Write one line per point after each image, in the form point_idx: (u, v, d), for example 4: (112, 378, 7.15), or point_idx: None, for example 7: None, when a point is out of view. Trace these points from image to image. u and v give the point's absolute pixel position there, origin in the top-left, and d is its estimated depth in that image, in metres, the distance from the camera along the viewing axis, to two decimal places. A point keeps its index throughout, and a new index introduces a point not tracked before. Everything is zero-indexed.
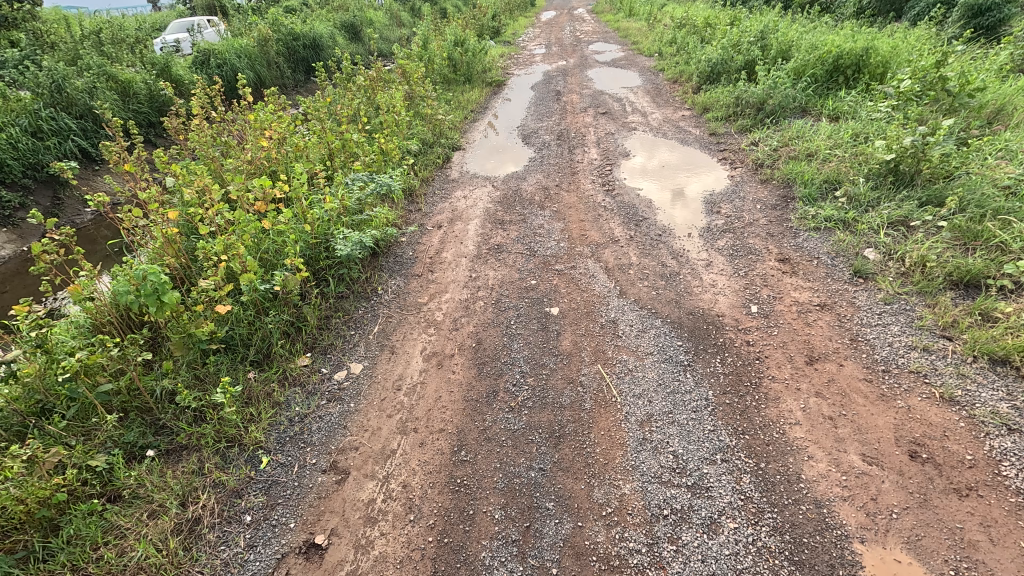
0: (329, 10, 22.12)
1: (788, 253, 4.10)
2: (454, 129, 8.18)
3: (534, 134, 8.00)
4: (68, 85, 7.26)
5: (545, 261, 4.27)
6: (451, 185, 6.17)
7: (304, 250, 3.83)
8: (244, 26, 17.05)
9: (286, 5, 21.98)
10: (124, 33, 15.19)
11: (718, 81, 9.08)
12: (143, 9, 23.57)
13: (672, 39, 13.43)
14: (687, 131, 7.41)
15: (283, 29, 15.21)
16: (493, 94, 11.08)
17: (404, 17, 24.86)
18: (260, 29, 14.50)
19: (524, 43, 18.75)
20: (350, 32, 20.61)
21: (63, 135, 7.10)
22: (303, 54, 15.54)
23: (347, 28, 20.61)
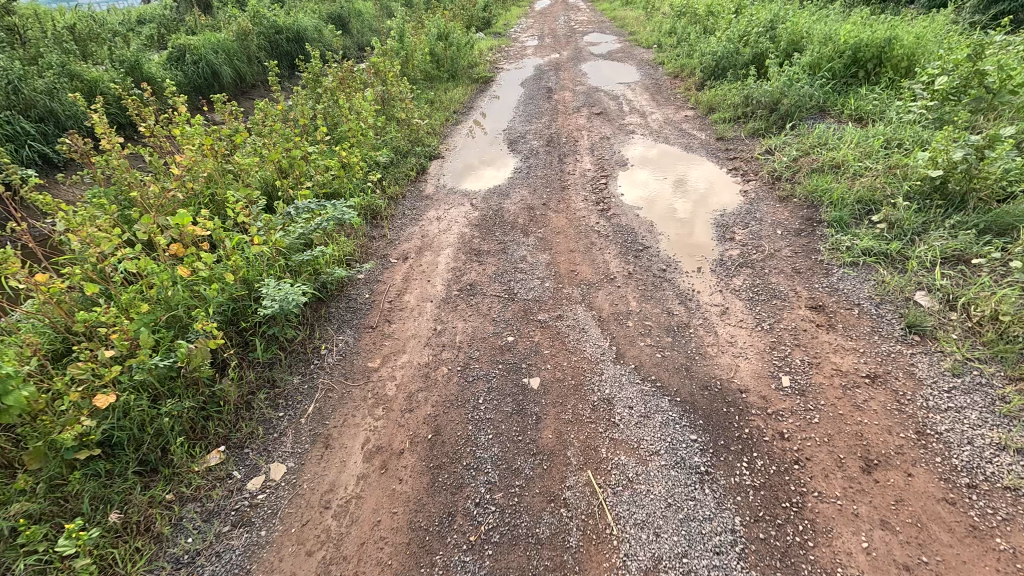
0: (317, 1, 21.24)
1: (820, 297, 3.37)
2: (433, 134, 7.40)
3: (522, 138, 7.21)
4: (24, 85, 5.82)
5: (526, 308, 3.54)
6: (424, 203, 5.42)
7: (222, 307, 3.07)
8: (225, 21, 16.20)
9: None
10: (101, 29, 14.39)
11: (723, 76, 8.30)
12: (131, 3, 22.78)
13: (672, 30, 12.64)
14: (691, 135, 6.66)
15: (265, 22, 14.38)
16: (480, 92, 10.28)
17: (394, 8, 23.91)
18: (238, 22, 13.66)
19: (517, 34, 17.89)
20: (337, 25, 19.76)
21: (19, 141, 5.66)
22: (286, 47, 14.72)
23: (334, 20, 19.75)
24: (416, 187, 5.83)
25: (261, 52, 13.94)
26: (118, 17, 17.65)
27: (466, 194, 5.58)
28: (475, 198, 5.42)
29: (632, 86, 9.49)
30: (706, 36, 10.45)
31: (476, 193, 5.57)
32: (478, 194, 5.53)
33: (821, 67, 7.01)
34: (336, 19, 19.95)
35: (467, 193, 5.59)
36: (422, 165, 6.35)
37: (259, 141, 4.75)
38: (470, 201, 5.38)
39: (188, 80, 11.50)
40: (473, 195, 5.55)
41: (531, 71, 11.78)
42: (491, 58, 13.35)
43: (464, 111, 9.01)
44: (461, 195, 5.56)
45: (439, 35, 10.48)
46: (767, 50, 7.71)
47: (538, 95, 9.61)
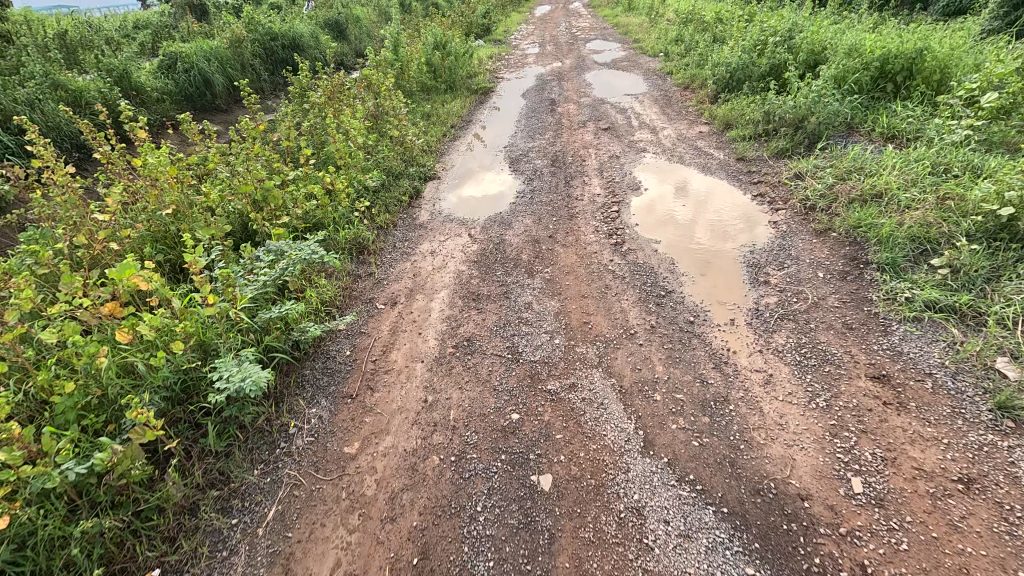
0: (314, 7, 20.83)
1: (882, 362, 2.84)
2: (429, 152, 6.89)
3: (525, 157, 6.70)
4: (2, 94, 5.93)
5: (533, 372, 3.01)
6: (418, 233, 4.90)
7: (168, 387, 2.56)
8: (219, 28, 15.78)
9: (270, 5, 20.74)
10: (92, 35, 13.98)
11: (738, 88, 7.82)
12: (125, 8, 22.40)
13: (679, 39, 12.19)
14: (709, 154, 6.15)
15: (260, 29, 13.95)
16: (480, 103, 9.79)
17: (392, 14, 23.53)
18: (232, 29, 13.19)
19: (518, 42, 17.48)
20: (335, 31, 19.35)
21: None
22: (283, 55, 14.30)
23: (332, 26, 19.34)
24: (409, 213, 5.31)
25: (257, 59, 13.47)
26: (112, 23, 17.19)
27: (465, 222, 5.07)
28: (474, 228, 4.91)
29: (641, 97, 9.01)
30: (716, 46, 10.00)
31: (475, 221, 5.06)
32: (478, 222, 5.02)
33: (847, 79, 6.54)
34: (333, 25, 19.55)
35: (466, 221, 5.08)
36: (416, 187, 5.83)
37: (231, 169, 4.24)
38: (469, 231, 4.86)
39: (180, 89, 10.99)
40: (473, 223, 5.02)
41: (533, 81, 11.28)
42: (491, 67, 12.89)
43: (463, 124, 8.49)
44: (459, 223, 5.04)
45: (436, 42, 9.97)
46: (786, 61, 7.23)
47: (540, 107, 9.10)
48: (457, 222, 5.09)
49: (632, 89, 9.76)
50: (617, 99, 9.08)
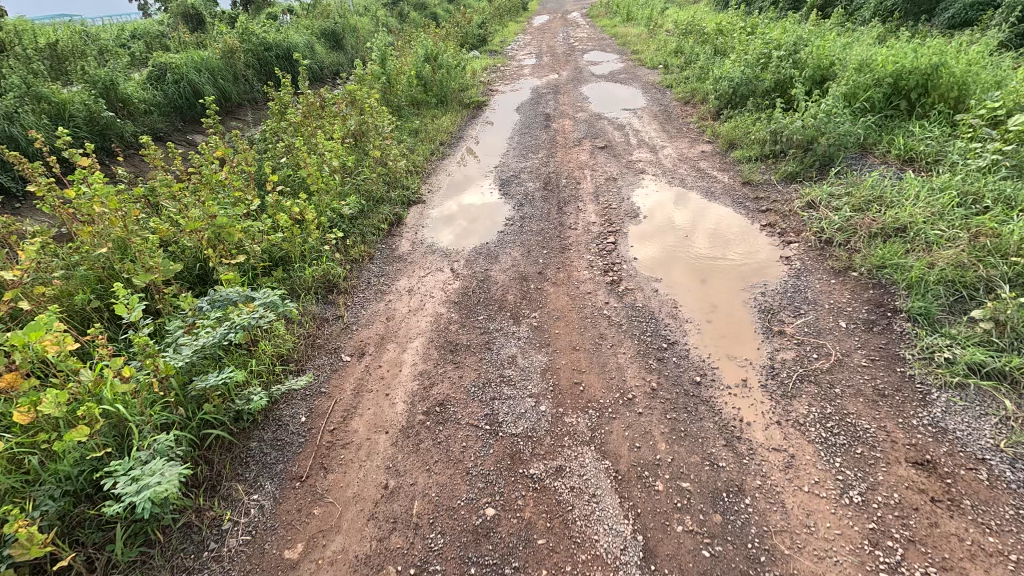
0: (310, 17, 20.57)
1: (925, 444, 2.40)
2: (415, 173, 6.48)
3: (517, 178, 6.30)
4: None
5: (515, 449, 2.58)
6: (396, 267, 4.47)
7: (70, 480, 2.14)
8: (212, 38, 15.45)
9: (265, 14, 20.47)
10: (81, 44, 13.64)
11: (742, 104, 7.44)
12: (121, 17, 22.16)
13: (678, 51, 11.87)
14: (712, 177, 5.75)
15: (253, 39, 13.64)
16: (472, 119, 9.41)
17: (389, 24, 23.27)
18: (223, 38, 12.85)
19: (515, 53, 17.17)
20: (331, 40, 19.06)
21: None
22: (275, 65, 13.98)
23: (327, 35, 19.05)
24: (388, 244, 4.89)
25: (249, 70, 13.14)
26: (105, 32, 16.89)
27: (448, 254, 4.64)
28: (458, 262, 4.49)
29: (639, 113, 8.63)
30: (717, 59, 9.65)
31: (459, 253, 4.64)
32: (463, 255, 4.59)
33: (858, 97, 6.15)
34: (328, 34, 19.26)
35: (449, 253, 4.66)
36: (398, 213, 5.42)
37: (186, 200, 3.83)
38: (452, 265, 4.44)
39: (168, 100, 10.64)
40: (457, 255, 4.60)
41: (528, 95, 10.91)
42: (486, 79, 12.54)
43: (454, 141, 8.10)
44: (442, 256, 4.62)
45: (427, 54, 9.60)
46: (792, 76, 6.86)
47: (535, 123, 8.71)
48: (440, 253, 4.67)
49: (631, 104, 9.39)
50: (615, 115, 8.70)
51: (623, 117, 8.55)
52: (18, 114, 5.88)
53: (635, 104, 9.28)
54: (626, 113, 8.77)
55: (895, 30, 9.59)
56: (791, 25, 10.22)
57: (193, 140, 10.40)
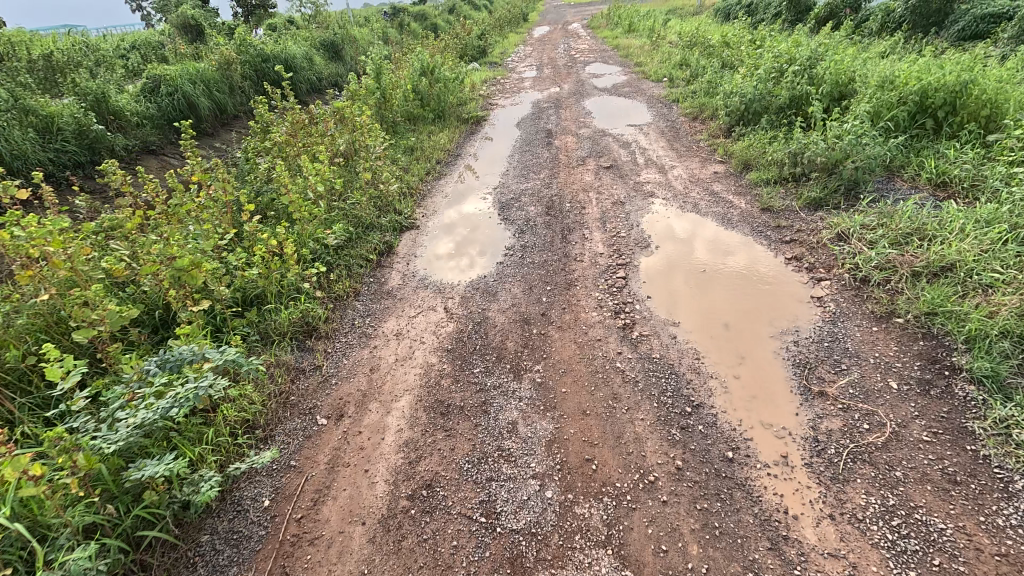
0: (308, 28, 20.36)
1: (1019, 557, 1.97)
2: (409, 196, 6.08)
3: (518, 201, 5.89)
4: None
5: (518, 553, 2.15)
6: (384, 306, 4.06)
7: None
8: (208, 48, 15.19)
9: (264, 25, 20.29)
10: (74, 54, 13.35)
11: (754, 121, 7.07)
12: (120, 27, 22.02)
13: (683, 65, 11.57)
14: (728, 202, 5.35)
15: (250, 50, 13.37)
16: (471, 135, 9.02)
17: (389, 35, 23.03)
18: (219, 49, 12.52)
19: (515, 65, 16.88)
20: (329, 51, 18.84)
21: None
22: (273, 76, 13.71)
23: (326, 45, 18.84)
24: (377, 277, 4.47)
25: (246, 81, 12.78)
26: (101, 42, 16.63)
27: (443, 289, 4.22)
28: (452, 299, 4.07)
29: (645, 129, 8.25)
30: (724, 74, 9.31)
31: (455, 288, 4.22)
32: (458, 291, 4.18)
33: (881, 115, 5.78)
34: (326, 45, 18.98)
35: (443, 289, 4.24)
36: (388, 242, 5.00)
37: (147, 236, 3.42)
38: (446, 303, 4.02)
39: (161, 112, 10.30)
40: (452, 291, 4.18)
41: (528, 109, 10.54)
42: (485, 93, 12.20)
43: (451, 159, 7.70)
44: (435, 292, 4.20)
45: (425, 67, 9.24)
46: (808, 93, 6.49)
47: (537, 140, 8.31)
48: (433, 289, 4.25)
49: (636, 119, 9.01)
50: (620, 132, 8.32)
51: (629, 133, 8.17)
52: (4, 125, 5.33)
53: (641, 120, 8.91)
54: (631, 129, 8.39)
55: (908, 45, 9.27)
56: (800, 39, 9.91)
57: (186, 153, 10.03)
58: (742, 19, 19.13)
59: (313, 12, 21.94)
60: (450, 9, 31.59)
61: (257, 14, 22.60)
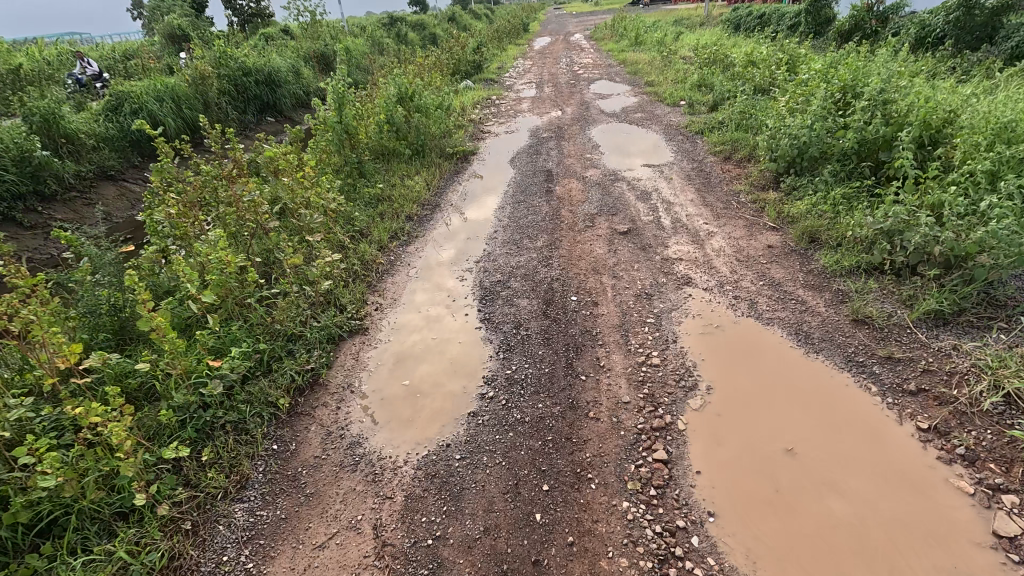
0: (299, 38, 19.25)
1: None
2: (359, 281, 4.56)
3: (506, 290, 4.34)
4: None
5: None
6: (281, 516, 2.54)
7: None
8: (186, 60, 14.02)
9: (254, 36, 19.24)
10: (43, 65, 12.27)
11: (809, 170, 5.58)
12: (111, 36, 21.22)
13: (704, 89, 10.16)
14: (797, 302, 3.83)
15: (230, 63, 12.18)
16: (455, 175, 7.51)
17: (386, 46, 21.79)
18: (193, 63, 11.25)
19: (514, 82, 15.52)
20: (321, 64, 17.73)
21: None
22: (256, 91, 12.48)
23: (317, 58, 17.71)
24: (286, 443, 2.96)
25: (223, 98, 11.51)
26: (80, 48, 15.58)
27: (424, 358, 3.65)
28: (428, 384, 3.38)
29: (666, 173, 6.76)
30: (756, 103, 7.84)
31: (441, 357, 3.65)
32: (436, 377, 3.43)
33: None
34: (315, 59, 17.73)
35: (419, 370, 3.52)
36: (314, 371, 3.49)
37: None
38: (420, 392, 3.32)
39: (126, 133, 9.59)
40: (432, 368, 3.54)
41: (525, 141, 9.01)
42: (478, 118, 10.75)
43: (426, 212, 6.18)
44: (413, 368, 3.55)
45: (401, 91, 7.76)
46: (886, 137, 4.98)
47: (534, 185, 6.77)
48: (417, 353, 3.72)
49: (654, 156, 7.51)
50: (635, 174, 6.81)
51: (646, 177, 6.67)
52: None
53: (659, 158, 7.40)
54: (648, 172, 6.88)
55: (973, 68, 7.77)
56: (842, 62, 8.43)
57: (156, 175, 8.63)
58: (756, 34, 17.75)
59: (306, 22, 20.73)
60: (450, 18, 30.35)
61: (254, 22, 21.54)
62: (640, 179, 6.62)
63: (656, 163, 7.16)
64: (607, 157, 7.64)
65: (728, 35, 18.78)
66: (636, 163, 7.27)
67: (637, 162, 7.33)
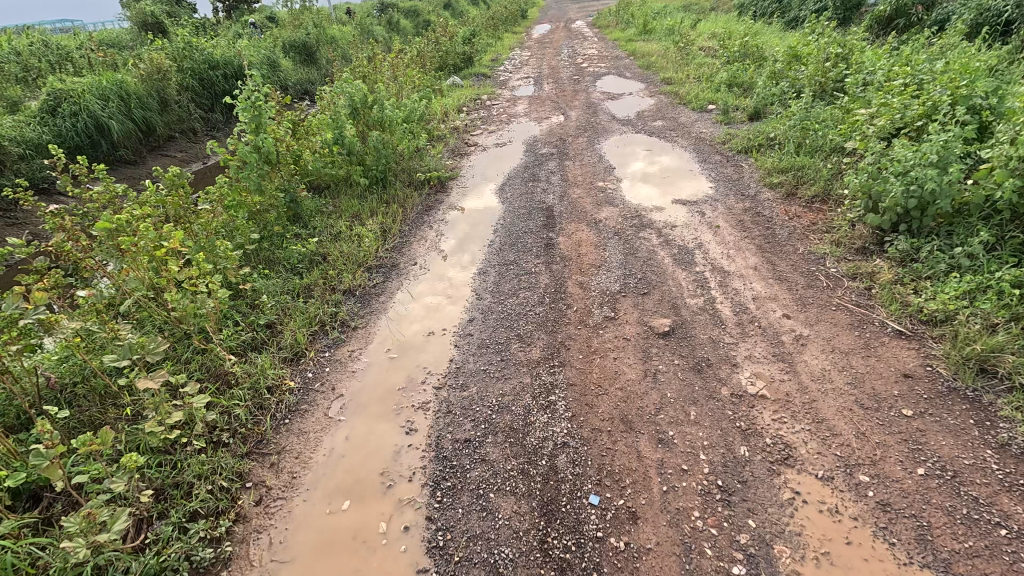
0: (278, 27, 17.48)
1: None
2: (239, 443, 2.81)
3: (475, 471, 2.56)
4: None
5: None
6: None
7: None
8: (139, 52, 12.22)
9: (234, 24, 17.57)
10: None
11: (933, 228, 3.76)
12: (88, 27, 19.80)
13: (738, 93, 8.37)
14: (1007, 535, 2.07)
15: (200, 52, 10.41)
16: (426, 213, 5.71)
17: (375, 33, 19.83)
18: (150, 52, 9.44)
19: (509, 77, 13.63)
20: (300, 55, 15.96)
21: None
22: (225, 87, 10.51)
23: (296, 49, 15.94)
24: None
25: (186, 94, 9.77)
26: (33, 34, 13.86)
27: (426, 348, 3.57)
28: (427, 375, 3.31)
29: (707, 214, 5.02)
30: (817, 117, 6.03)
31: (441, 347, 3.55)
32: (436, 367, 3.35)
33: None
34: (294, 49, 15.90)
35: (419, 359, 3.45)
36: None
37: None
38: (419, 382, 3.25)
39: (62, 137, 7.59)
40: (433, 358, 3.46)
41: (519, 160, 7.18)
42: (464, 126, 8.92)
43: (377, 281, 4.38)
44: (413, 358, 3.47)
45: (355, 100, 5.94)
46: None
47: (529, 233, 4.98)
48: (418, 341, 3.65)
49: (679, 175, 6.06)
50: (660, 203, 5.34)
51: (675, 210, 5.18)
52: None
53: (687, 178, 5.96)
54: (676, 199, 5.44)
55: None
56: (922, 60, 6.57)
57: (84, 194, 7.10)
58: (778, 23, 15.76)
59: (288, 8, 18.88)
60: (446, 3, 28.25)
61: (240, 10, 19.93)
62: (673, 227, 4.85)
63: (685, 186, 5.71)
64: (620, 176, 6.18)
65: (746, 23, 16.75)
66: (659, 186, 5.81)
67: (659, 183, 5.88)
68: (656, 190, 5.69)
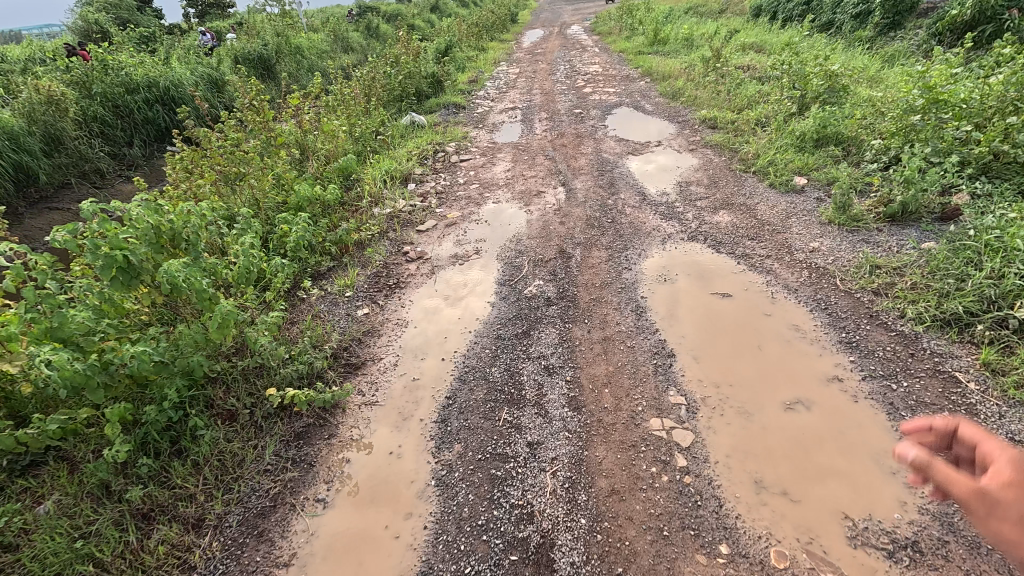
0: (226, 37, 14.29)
1: None
2: None
3: None
4: None
5: None
6: None
7: None
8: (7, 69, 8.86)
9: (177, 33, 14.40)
10: None
11: None
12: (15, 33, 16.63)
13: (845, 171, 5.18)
14: None
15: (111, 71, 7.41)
16: (254, 537, 2.42)
17: (346, 40, 16.55)
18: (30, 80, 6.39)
19: (489, 108, 10.38)
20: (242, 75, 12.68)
21: None
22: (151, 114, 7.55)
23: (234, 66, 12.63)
24: None
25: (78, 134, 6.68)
26: None
27: (425, 348, 3.60)
28: (427, 377, 3.33)
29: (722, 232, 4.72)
30: None
31: (440, 347, 3.60)
32: (391, 495, 2.59)
33: None
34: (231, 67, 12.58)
35: (421, 360, 3.48)
36: None
37: None
38: (418, 384, 3.27)
39: None
40: (434, 359, 3.49)
41: (489, 313, 3.90)
42: (409, 215, 5.67)
43: None
44: (414, 359, 3.50)
45: (111, 258, 2.64)
46: None
47: None
48: (416, 343, 3.66)
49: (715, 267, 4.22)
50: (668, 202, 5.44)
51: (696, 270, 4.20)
52: None
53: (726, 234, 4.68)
54: (723, 302, 3.77)
55: None
56: None
57: None
58: (820, 29, 12.59)
59: (242, 18, 15.71)
60: (431, 5, 24.97)
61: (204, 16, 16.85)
62: (699, 293, 3.90)
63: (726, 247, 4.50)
64: (654, 281, 4.10)
65: (773, 31, 13.44)
66: (697, 283, 4.03)
67: (696, 277, 4.10)
68: (693, 291, 3.92)
